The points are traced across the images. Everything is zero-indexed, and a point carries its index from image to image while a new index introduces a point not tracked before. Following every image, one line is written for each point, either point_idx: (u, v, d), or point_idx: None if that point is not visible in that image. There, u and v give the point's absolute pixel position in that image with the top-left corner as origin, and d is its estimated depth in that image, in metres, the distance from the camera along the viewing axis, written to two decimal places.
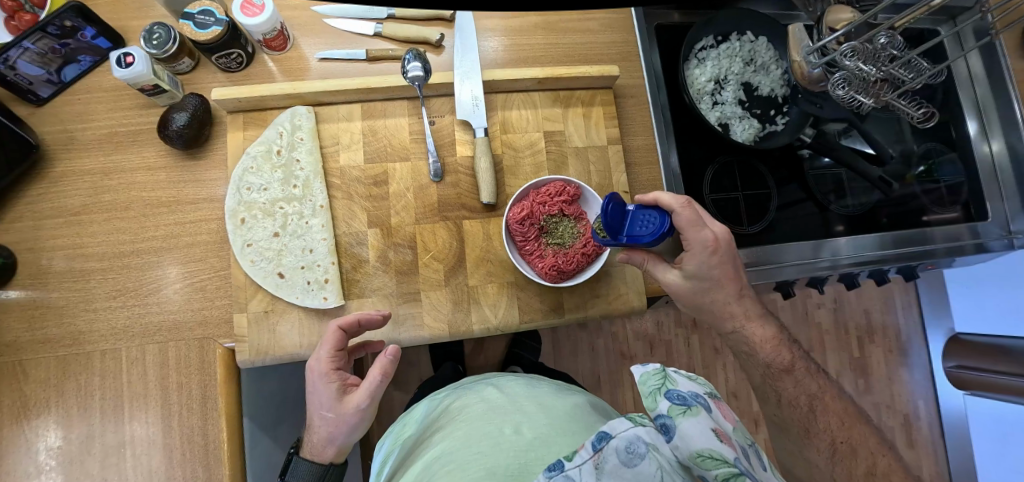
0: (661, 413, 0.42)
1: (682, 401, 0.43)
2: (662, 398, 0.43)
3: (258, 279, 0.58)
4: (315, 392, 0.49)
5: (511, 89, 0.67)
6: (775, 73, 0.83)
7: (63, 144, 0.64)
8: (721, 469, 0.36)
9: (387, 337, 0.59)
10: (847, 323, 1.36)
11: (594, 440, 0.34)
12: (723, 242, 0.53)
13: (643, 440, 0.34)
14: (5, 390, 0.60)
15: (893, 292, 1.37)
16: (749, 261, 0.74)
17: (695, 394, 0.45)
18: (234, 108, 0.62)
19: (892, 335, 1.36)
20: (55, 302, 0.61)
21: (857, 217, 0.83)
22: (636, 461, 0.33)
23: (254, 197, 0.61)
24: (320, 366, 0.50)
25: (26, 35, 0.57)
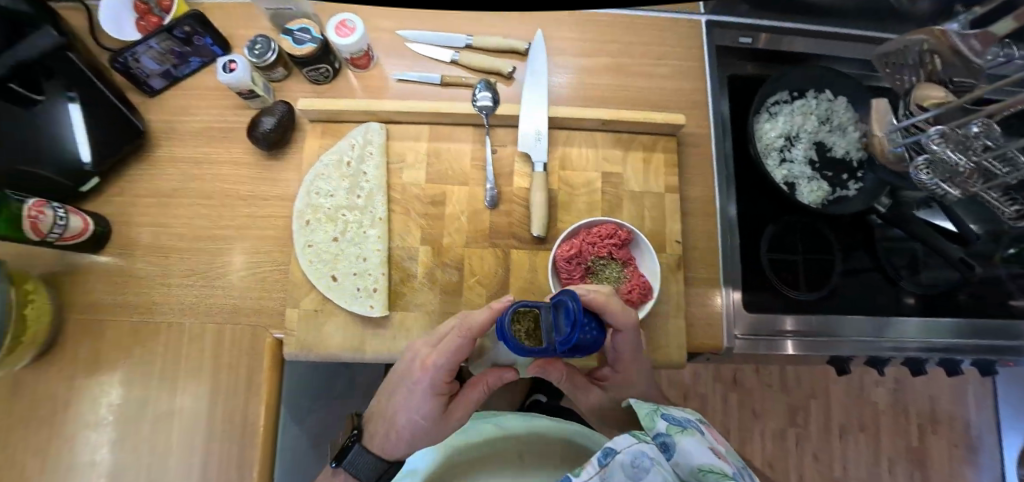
0: (661, 433, 0.47)
1: (678, 423, 0.48)
2: (661, 420, 0.49)
3: (314, 280, 0.62)
4: (424, 401, 0.58)
5: (575, 127, 0.68)
6: (852, 135, 0.79)
7: (165, 132, 0.71)
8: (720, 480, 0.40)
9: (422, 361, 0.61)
10: (909, 407, 1.24)
11: (599, 456, 0.38)
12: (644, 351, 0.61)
13: (649, 453, 0.38)
14: (86, 347, 0.66)
15: (967, 382, 1.25)
16: (805, 333, 0.68)
17: (690, 421, 0.49)
18: (315, 117, 0.67)
19: (958, 427, 1.23)
20: (138, 273, 0.68)
21: (928, 298, 0.76)
22: (642, 473, 0.37)
23: (320, 202, 0.65)
24: (436, 380, 0.57)
25: (154, 35, 0.64)
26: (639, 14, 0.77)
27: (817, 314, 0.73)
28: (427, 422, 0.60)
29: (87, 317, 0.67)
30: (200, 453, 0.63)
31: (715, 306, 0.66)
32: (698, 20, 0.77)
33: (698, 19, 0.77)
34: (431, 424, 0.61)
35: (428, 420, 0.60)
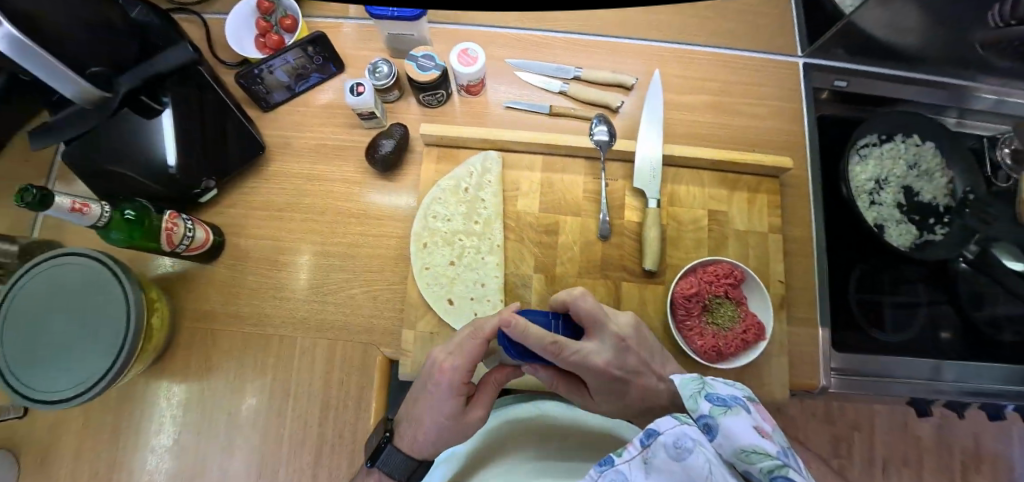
0: (704, 414, 0.44)
1: (723, 403, 0.44)
2: (703, 400, 0.45)
3: (431, 302, 0.63)
4: (443, 401, 0.54)
5: (683, 164, 0.70)
6: (939, 181, 0.81)
7: (279, 147, 0.73)
8: (765, 462, 0.38)
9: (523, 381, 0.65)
10: (953, 444, 1.19)
11: (642, 438, 0.42)
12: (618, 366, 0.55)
13: (689, 434, 0.42)
14: (197, 354, 0.68)
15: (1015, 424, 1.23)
16: (858, 371, 0.72)
17: (736, 397, 0.46)
18: (432, 142, 0.69)
19: (1002, 468, 1.19)
20: (250, 284, 0.69)
21: (1003, 344, 0.77)
22: (684, 454, 0.40)
23: (437, 226, 0.66)
24: (455, 378, 0.54)
25: (293, 48, 0.67)
26: (740, 54, 0.78)
27: (876, 355, 0.74)
28: (448, 424, 0.55)
29: (198, 325, 0.68)
30: (308, 466, 0.64)
31: (814, 347, 0.68)
32: (796, 63, 0.79)
33: (796, 61, 0.79)
34: (450, 427, 0.55)
35: (448, 422, 0.55)
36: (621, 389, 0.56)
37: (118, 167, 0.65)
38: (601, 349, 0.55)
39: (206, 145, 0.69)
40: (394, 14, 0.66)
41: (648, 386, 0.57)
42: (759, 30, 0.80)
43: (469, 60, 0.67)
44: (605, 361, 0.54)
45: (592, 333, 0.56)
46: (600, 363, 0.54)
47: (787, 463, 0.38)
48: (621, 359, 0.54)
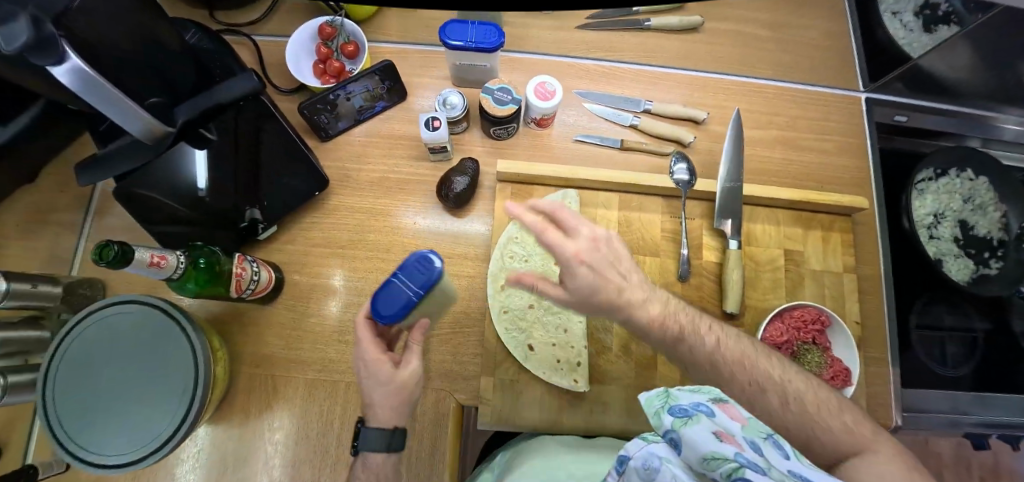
0: (666, 429, 0.36)
1: (684, 413, 0.36)
2: (665, 414, 0.37)
3: (511, 348, 0.61)
4: (369, 369, 0.51)
5: (758, 203, 0.69)
6: (993, 215, 0.82)
7: (340, 181, 0.70)
8: (725, 466, 0.30)
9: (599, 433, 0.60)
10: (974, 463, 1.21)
11: (615, 465, 0.36)
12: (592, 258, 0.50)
13: (658, 454, 0.34)
14: (254, 403, 0.63)
15: None
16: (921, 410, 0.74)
17: (700, 405, 0.38)
18: (506, 178, 0.66)
19: None
20: (312, 327, 0.66)
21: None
22: (655, 475, 0.33)
23: (514, 266, 0.64)
24: (367, 352, 0.51)
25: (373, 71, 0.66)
26: (805, 88, 0.78)
27: (929, 388, 0.76)
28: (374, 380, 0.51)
29: (257, 371, 0.64)
30: None
31: (888, 388, 0.68)
32: (858, 97, 0.79)
33: (858, 96, 0.79)
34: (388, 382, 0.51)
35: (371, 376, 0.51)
36: (590, 285, 0.50)
37: (147, 192, 0.61)
38: (575, 242, 0.50)
39: (247, 176, 0.65)
40: (470, 44, 0.63)
41: (618, 292, 0.51)
42: (822, 63, 0.79)
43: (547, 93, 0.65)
44: (576, 251, 0.49)
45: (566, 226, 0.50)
46: (573, 254, 0.49)
47: (748, 463, 0.31)
48: (596, 255, 0.50)
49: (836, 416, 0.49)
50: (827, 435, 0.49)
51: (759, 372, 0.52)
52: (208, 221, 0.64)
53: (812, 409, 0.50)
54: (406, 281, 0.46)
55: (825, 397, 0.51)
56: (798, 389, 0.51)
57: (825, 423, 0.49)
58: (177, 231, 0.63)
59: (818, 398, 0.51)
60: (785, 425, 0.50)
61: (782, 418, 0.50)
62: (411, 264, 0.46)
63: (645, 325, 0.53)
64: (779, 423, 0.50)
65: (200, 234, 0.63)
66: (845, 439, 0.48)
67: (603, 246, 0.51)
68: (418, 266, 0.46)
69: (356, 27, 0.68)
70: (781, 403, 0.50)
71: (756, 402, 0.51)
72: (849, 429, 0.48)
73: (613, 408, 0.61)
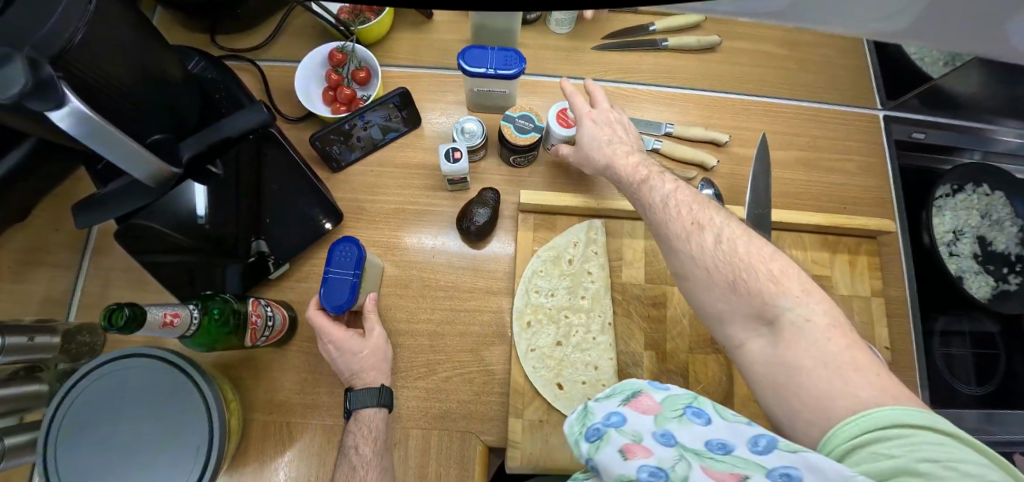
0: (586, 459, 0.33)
1: (597, 437, 0.33)
2: (583, 444, 0.34)
3: (540, 387, 0.59)
4: (341, 345, 0.57)
5: (784, 227, 0.68)
6: (1010, 230, 0.82)
7: (353, 213, 0.67)
8: None
9: None
10: None
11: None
12: (602, 115, 0.60)
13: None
14: (269, 450, 0.59)
15: None
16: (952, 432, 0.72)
17: (611, 416, 0.34)
18: (529, 209, 0.64)
19: None
20: (327, 369, 0.62)
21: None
22: None
23: (540, 300, 0.62)
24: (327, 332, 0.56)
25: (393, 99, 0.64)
26: (825, 108, 0.77)
27: (956, 407, 0.75)
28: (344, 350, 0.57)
29: (270, 418, 0.60)
30: None
31: None
32: (876, 115, 0.78)
33: (876, 114, 0.79)
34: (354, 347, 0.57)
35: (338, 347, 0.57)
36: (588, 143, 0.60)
37: (146, 221, 0.57)
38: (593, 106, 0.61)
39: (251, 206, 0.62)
40: (491, 71, 0.60)
41: (607, 144, 0.59)
42: (839, 82, 0.79)
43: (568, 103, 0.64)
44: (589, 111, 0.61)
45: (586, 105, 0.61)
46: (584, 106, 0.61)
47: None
48: (607, 123, 0.60)
49: (774, 272, 0.42)
50: (752, 280, 0.42)
51: (705, 220, 0.47)
52: (212, 250, 0.61)
53: (742, 250, 0.44)
54: (341, 270, 0.52)
55: (769, 253, 0.44)
56: (737, 238, 0.45)
57: (756, 268, 0.42)
58: (177, 259, 0.60)
59: (755, 247, 0.44)
60: (712, 266, 0.45)
61: (708, 257, 0.45)
62: (334, 254, 0.52)
63: (622, 173, 0.56)
64: (707, 262, 0.45)
65: (199, 262, 0.60)
66: (773, 289, 0.41)
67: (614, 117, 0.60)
68: (344, 250, 0.53)
69: (368, 52, 0.66)
70: (714, 242, 0.45)
71: (691, 240, 0.47)
72: (779, 279, 0.41)
73: None
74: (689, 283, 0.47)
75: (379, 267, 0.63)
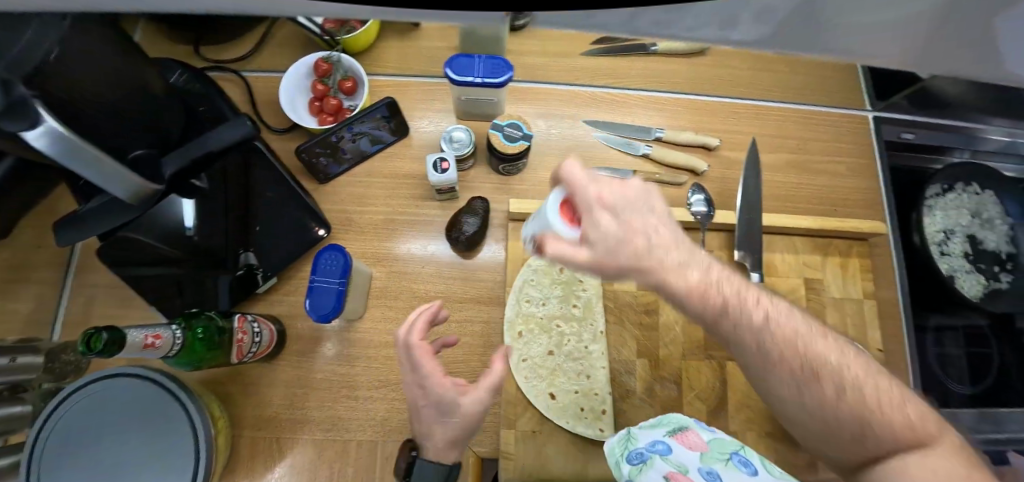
0: (626, 479, 0.41)
1: (640, 460, 0.41)
2: (625, 464, 0.42)
3: (532, 398, 0.58)
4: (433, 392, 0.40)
5: (776, 232, 0.68)
6: (1000, 228, 0.82)
7: (341, 224, 0.66)
8: None
9: None
10: None
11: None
12: (623, 200, 0.37)
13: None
14: (260, 466, 0.59)
15: None
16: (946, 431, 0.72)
17: (657, 443, 0.43)
18: (519, 217, 0.63)
19: None
20: (317, 383, 0.62)
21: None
22: None
23: (532, 310, 0.61)
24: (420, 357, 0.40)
25: (377, 106, 0.64)
26: (815, 110, 0.77)
27: (951, 406, 0.75)
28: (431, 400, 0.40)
29: (260, 434, 0.60)
30: None
31: None
32: (866, 117, 0.78)
33: (865, 115, 0.79)
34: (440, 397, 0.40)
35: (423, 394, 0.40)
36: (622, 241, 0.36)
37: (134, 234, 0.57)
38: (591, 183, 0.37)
39: (236, 214, 0.62)
40: (478, 80, 0.60)
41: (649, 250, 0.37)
42: (829, 84, 0.78)
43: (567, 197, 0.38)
44: (601, 197, 0.37)
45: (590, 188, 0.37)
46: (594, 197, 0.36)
47: None
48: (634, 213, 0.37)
49: (895, 406, 0.39)
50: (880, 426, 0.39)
51: (814, 352, 0.40)
52: (196, 260, 0.60)
53: (867, 393, 0.39)
54: (326, 278, 0.53)
55: (879, 384, 0.40)
56: (856, 376, 0.40)
57: (886, 415, 0.39)
58: (162, 270, 0.59)
59: (855, 370, 0.40)
60: (833, 419, 0.40)
61: (831, 412, 0.40)
62: (320, 262, 0.53)
63: (688, 300, 0.38)
64: (827, 415, 0.40)
65: (188, 274, 0.60)
66: (906, 434, 0.38)
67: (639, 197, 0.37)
68: (329, 259, 0.53)
69: (353, 60, 0.65)
70: (837, 392, 0.39)
71: (806, 392, 0.40)
72: (914, 423, 0.39)
73: None
74: (799, 424, 0.42)
75: (366, 274, 0.63)
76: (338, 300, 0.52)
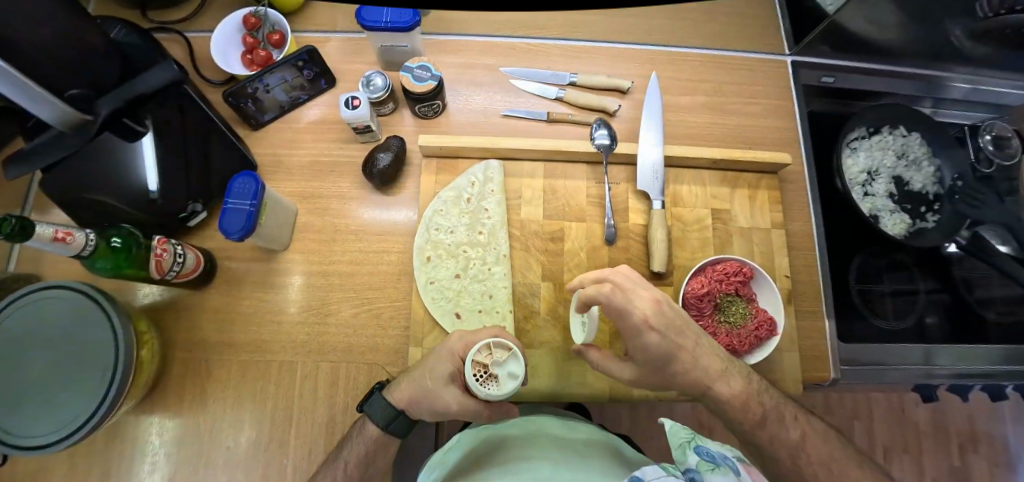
0: (691, 467, 0.40)
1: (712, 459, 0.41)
2: (691, 453, 0.42)
3: (438, 316, 0.62)
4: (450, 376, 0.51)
5: (683, 165, 0.70)
6: (927, 169, 0.83)
7: (270, 166, 0.71)
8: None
9: (525, 395, 0.61)
10: (920, 424, 1.36)
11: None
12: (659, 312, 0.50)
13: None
14: (189, 385, 0.64)
15: (976, 409, 1.38)
16: (865, 361, 0.74)
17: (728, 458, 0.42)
18: (431, 153, 0.67)
19: (968, 435, 1.37)
20: (244, 310, 0.66)
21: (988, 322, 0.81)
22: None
23: (440, 237, 0.65)
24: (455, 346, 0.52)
25: (279, 67, 0.64)
26: (730, 55, 0.80)
27: (872, 341, 0.76)
28: (429, 392, 0.52)
29: (189, 355, 0.65)
30: None
31: (823, 341, 0.69)
32: (783, 61, 0.81)
33: (783, 59, 0.81)
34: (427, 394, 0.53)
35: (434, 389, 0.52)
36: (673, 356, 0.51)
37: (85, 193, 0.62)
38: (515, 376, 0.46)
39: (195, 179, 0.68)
40: (387, 25, 0.64)
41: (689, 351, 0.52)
42: (745, 30, 0.81)
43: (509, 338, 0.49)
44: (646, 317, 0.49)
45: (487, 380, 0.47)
46: (643, 319, 0.49)
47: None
48: (663, 318, 0.50)
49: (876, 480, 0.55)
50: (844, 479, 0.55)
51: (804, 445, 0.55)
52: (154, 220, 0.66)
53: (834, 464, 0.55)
54: (239, 200, 0.58)
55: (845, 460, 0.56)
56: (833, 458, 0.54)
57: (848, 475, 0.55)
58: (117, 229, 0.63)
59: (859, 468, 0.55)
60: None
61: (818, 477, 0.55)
62: (234, 185, 0.58)
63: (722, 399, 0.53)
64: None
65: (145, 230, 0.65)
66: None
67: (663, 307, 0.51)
68: (244, 184, 0.58)
69: (280, 15, 0.71)
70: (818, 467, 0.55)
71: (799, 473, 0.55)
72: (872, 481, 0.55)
73: (542, 371, 0.62)
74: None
75: (290, 210, 0.68)
76: (247, 224, 0.57)
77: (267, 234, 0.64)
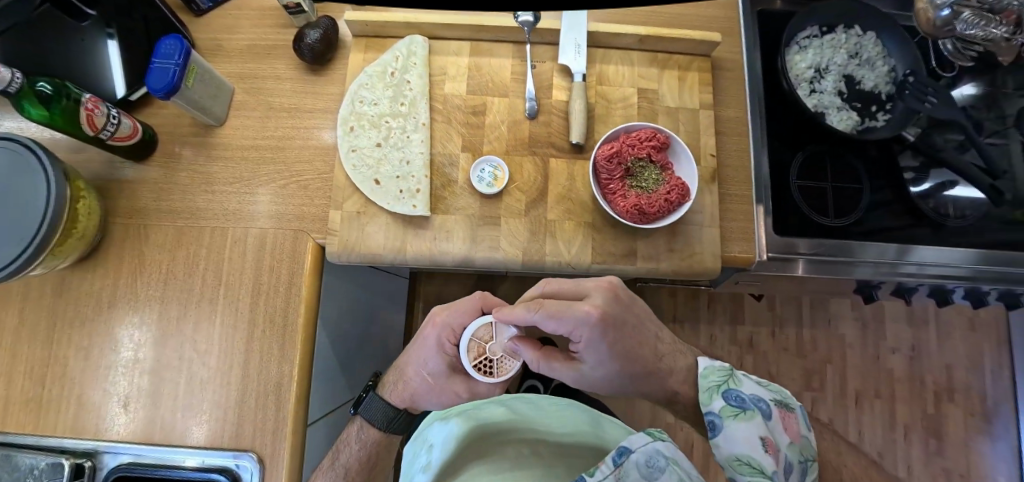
0: (714, 410, 0.50)
1: (738, 404, 0.50)
2: (717, 398, 0.51)
3: (358, 183, 0.64)
4: (431, 360, 0.66)
5: (612, 46, 0.69)
6: (881, 69, 0.80)
7: (210, 50, 0.74)
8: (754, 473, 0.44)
9: (438, 258, 0.63)
10: (895, 371, 1.32)
11: (616, 456, 0.45)
12: (605, 308, 0.54)
13: (660, 452, 0.44)
14: (129, 251, 0.68)
15: (955, 357, 1.34)
16: (815, 254, 0.72)
17: (755, 402, 0.50)
18: (359, 32, 0.69)
19: (945, 384, 1.33)
20: (181, 182, 0.70)
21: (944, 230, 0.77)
22: (655, 472, 0.43)
23: (364, 110, 0.67)
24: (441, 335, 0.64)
25: None
26: None
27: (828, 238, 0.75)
28: (432, 383, 0.67)
29: (130, 221, 0.69)
30: (241, 353, 0.65)
31: (748, 224, 0.68)
32: None
33: None
34: (432, 389, 0.68)
35: (435, 380, 0.67)
36: (606, 340, 0.54)
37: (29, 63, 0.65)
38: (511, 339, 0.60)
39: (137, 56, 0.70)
40: None
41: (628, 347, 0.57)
42: None
43: (485, 315, 0.62)
44: (595, 309, 0.53)
45: (494, 363, 0.60)
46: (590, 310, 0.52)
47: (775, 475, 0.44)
48: (612, 311, 0.54)
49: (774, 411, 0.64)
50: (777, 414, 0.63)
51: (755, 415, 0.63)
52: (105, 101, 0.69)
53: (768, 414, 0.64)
54: (165, 60, 0.59)
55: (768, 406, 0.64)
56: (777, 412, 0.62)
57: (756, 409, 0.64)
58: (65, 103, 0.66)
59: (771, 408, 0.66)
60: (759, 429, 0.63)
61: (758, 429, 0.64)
62: (161, 44, 0.59)
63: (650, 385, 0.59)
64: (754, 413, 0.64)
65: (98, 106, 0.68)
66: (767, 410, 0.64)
67: (611, 305, 0.54)
68: (170, 45, 0.59)
69: None
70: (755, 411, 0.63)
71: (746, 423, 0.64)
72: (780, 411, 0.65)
73: (457, 235, 0.63)
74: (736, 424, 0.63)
75: (229, 91, 0.70)
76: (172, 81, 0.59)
77: (198, 104, 0.66)
